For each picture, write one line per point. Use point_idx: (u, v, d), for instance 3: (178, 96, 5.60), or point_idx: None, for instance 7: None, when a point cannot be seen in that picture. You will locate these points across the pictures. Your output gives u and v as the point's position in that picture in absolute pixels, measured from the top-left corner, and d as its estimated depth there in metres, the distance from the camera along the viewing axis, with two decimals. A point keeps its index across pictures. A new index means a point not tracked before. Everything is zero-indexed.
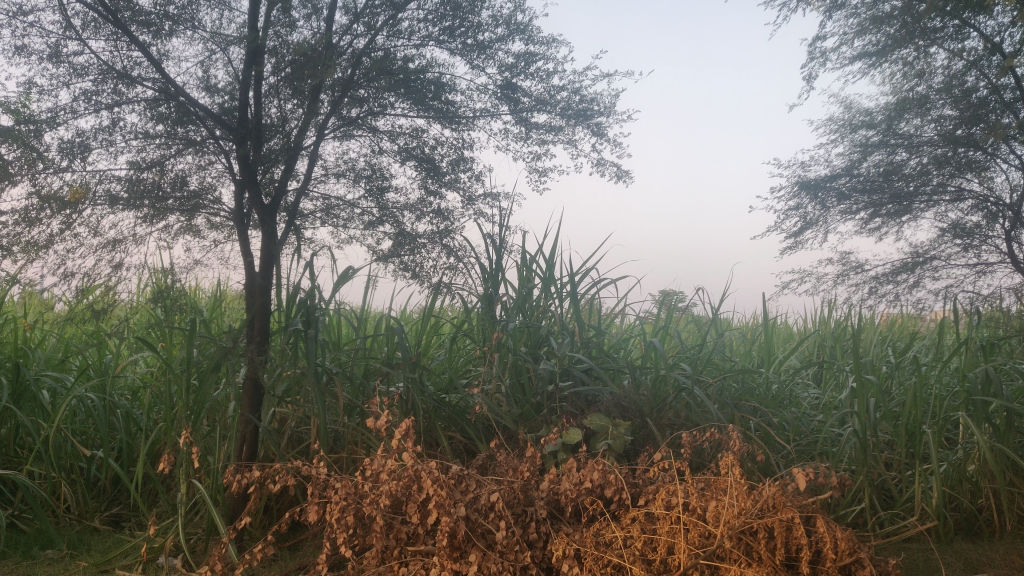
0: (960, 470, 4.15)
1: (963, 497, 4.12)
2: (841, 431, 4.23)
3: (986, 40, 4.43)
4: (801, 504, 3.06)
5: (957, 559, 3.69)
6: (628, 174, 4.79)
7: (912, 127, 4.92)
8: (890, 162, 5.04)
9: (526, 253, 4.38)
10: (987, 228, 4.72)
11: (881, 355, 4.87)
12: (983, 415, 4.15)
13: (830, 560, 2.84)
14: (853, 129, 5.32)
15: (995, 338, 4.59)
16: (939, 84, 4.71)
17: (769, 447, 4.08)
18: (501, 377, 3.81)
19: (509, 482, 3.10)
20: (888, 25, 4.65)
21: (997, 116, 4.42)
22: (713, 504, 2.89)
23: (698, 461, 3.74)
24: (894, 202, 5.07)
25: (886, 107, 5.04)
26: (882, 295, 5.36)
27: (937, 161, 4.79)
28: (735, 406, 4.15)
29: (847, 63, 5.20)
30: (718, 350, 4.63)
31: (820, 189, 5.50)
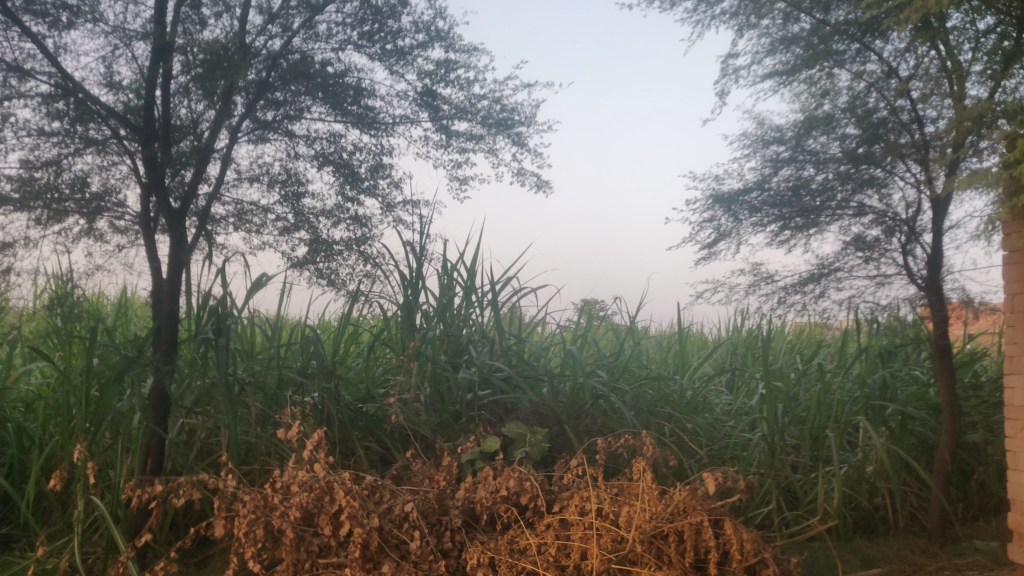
0: (859, 471, 4.40)
1: (861, 497, 4.39)
2: (750, 436, 4.38)
3: (887, 63, 4.63)
4: (710, 507, 3.13)
5: (854, 555, 4.06)
6: (547, 184, 4.84)
7: (818, 144, 4.96)
8: (799, 177, 5.01)
9: (446, 262, 4.36)
10: (885, 242, 4.89)
11: (790, 362, 5.04)
12: (880, 419, 4.48)
13: (736, 561, 2.95)
14: (765, 145, 5.16)
15: (893, 345, 4.85)
16: (843, 103, 4.84)
17: (682, 453, 4.17)
18: (420, 386, 3.78)
19: (423, 491, 3.08)
20: (796, 45, 4.79)
21: (895, 135, 4.62)
22: (625, 509, 2.96)
23: (614, 466, 3.78)
24: (802, 215, 5.02)
25: (795, 122, 5.03)
26: (790, 304, 5.27)
27: (841, 177, 4.84)
28: (649, 412, 4.23)
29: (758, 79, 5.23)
30: (634, 358, 4.67)
31: (733, 202, 5.28)
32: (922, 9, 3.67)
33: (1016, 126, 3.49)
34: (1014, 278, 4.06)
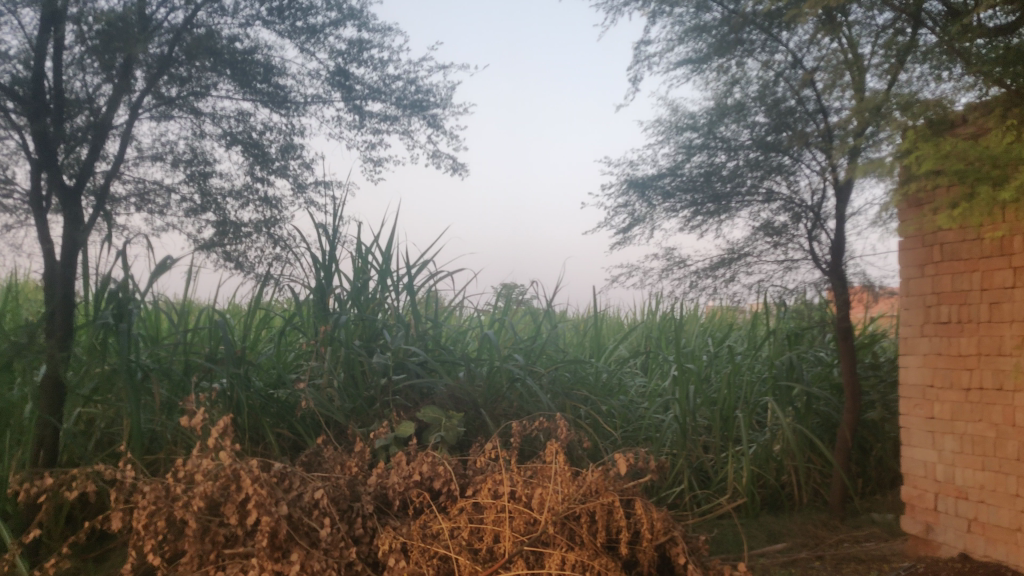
0: (766, 450, 4.55)
1: (769, 475, 4.55)
2: (663, 417, 4.48)
3: (793, 54, 4.75)
4: (621, 487, 3.20)
5: (761, 530, 4.24)
6: (462, 166, 4.83)
7: (730, 132, 5.07)
8: (710, 164, 5.13)
9: (361, 245, 4.30)
10: (793, 227, 5.05)
11: (702, 344, 5.16)
12: (787, 399, 4.66)
13: (647, 540, 3.03)
14: (678, 132, 5.24)
15: (799, 328, 5.02)
16: (754, 92, 4.94)
17: (598, 435, 4.24)
18: (333, 371, 3.73)
19: (335, 478, 3.05)
20: (707, 34, 4.86)
21: (803, 125, 4.78)
22: (538, 491, 3.00)
23: (529, 449, 3.81)
24: (714, 201, 5.14)
25: (708, 110, 5.12)
26: (702, 288, 5.39)
27: (751, 164, 4.98)
28: (565, 395, 4.28)
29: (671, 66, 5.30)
30: (550, 342, 4.70)
31: (647, 187, 5.35)
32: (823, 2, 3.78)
33: (910, 117, 3.63)
34: (910, 263, 4.31)
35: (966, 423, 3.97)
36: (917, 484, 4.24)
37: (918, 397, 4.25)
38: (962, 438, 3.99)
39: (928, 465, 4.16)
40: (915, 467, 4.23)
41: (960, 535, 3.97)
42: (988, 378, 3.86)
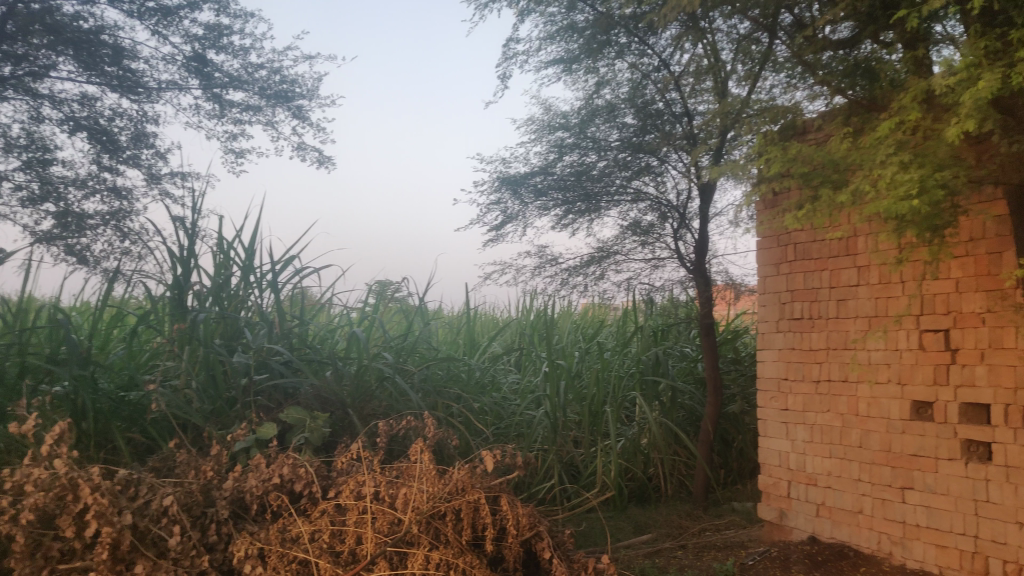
0: (634, 444, 4.69)
1: (637, 468, 4.69)
2: (534, 414, 4.54)
3: (659, 57, 4.90)
4: (488, 484, 3.20)
5: (628, 522, 4.39)
6: (328, 160, 5.17)
7: (600, 132, 5.16)
8: (582, 164, 5.21)
9: (222, 240, 4.12)
10: (660, 227, 5.20)
11: (574, 340, 5.26)
12: (653, 394, 4.82)
13: (512, 536, 3.05)
14: (550, 130, 5.30)
15: (665, 324, 5.19)
16: (624, 93, 5.05)
17: (469, 433, 4.25)
18: (191, 371, 3.56)
19: (187, 483, 2.92)
20: (578, 34, 4.92)
21: (670, 127, 4.95)
22: (403, 490, 2.96)
23: (398, 449, 3.77)
24: (585, 200, 5.26)
25: (579, 110, 5.20)
26: (573, 286, 5.49)
27: (619, 165, 5.10)
28: (437, 393, 4.25)
29: (542, 64, 5.35)
30: (423, 340, 4.66)
31: (519, 184, 5.39)
32: (680, 9, 3.93)
33: (762, 122, 3.80)
34: (766, 262, 4.56)
35: (816, 413, 4.25)
36: (772, 473, 4.51)
37: (773, 390, 4.52)
38: (812, 427, 4.27)
39: (782, 454, 4.42)
40: (770, 457, 4.49)
41: (809, 520, 4.24)
42: (834, 370, 4.16)
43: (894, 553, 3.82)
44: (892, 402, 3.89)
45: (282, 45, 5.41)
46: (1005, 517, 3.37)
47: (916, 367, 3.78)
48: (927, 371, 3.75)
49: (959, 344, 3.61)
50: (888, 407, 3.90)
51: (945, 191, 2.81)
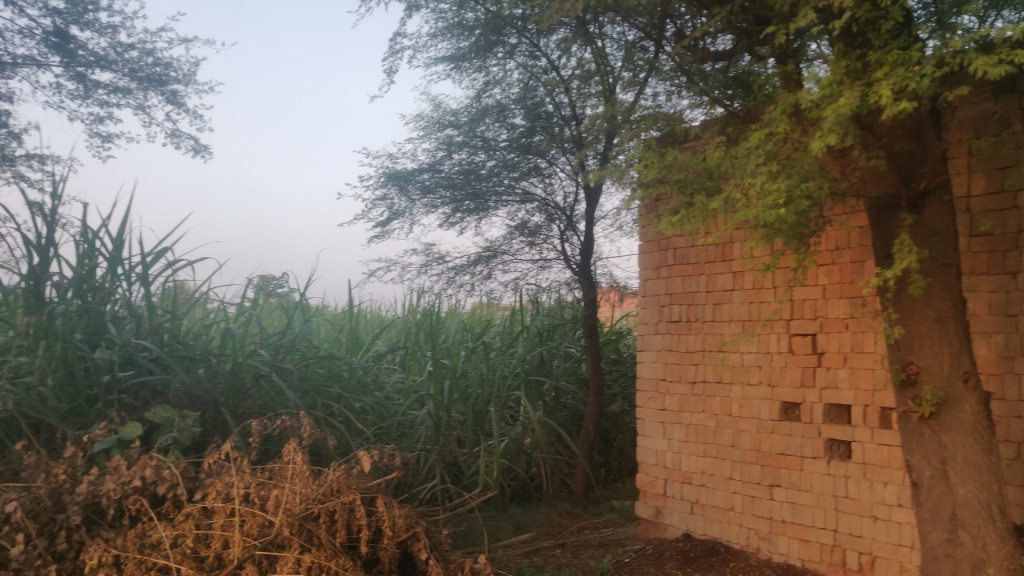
0: (517, 443, 4.72)
1: (519, 468, 4.73)
2: (417, 413, 4.50)
3: (549, 60, 4.97)
4: (365, 485, 3.15)
5: (508, 522, 4.43)
6: (202, 150, 5.24)
7: (489, 132, 5.18)
8: (470, 163, 5.21)
9: (86, 228, 3.87)
10: (547, 228, 5.26)
11: (459, 339, 5.25)
12: (535, 393, 4.88)
13: (388, 538, 3.00)
14: (439, 128, 5.27)
15: (550, 325, 5.25)
16: (515, 94, 5.08)
17: (350, 433, 4.18)
18: (46, 369, 3.35)
19: (36, 488, 2.74)
20: (468, 32, 4.90)
21: (559, 129, 5.03)
22: (274, 492, 2.87)
23: (273, 450, 3.66)
24: (473, 199, 5.25)
25: (468, 108, 5.19)
26: (459, 285, 5.48)
27: (508, 165, 5.13)
28: (317, 393, 4.16)
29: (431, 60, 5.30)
30: (303, 337, 4.54)
31: (406, 181, 5.32)
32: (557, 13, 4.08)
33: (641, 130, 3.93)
34: (647, 265, 4.68)
35: (692, 413, 4.39)
36: (649, 471, 4.63)
37: (652, 390, 4.64)
38: (687, 427, 4.41)
39: (659, 453, 4.55)
40: (647, 456, 4.60)
41: (683, 517, 4.38)
42: (709, 372, 4.30)
43: (761, 548, 3.99)
44: (762, 403, 4.06)
45: (159, 30, 5.42)
46: (862, 512, 3.59)
47: (785, 370, 3.96)
48: (794, 373, 3.94)
49: (824, 347, 3.81)
50: (758, 407, 4.07)
51: (809, 201, 2.99)
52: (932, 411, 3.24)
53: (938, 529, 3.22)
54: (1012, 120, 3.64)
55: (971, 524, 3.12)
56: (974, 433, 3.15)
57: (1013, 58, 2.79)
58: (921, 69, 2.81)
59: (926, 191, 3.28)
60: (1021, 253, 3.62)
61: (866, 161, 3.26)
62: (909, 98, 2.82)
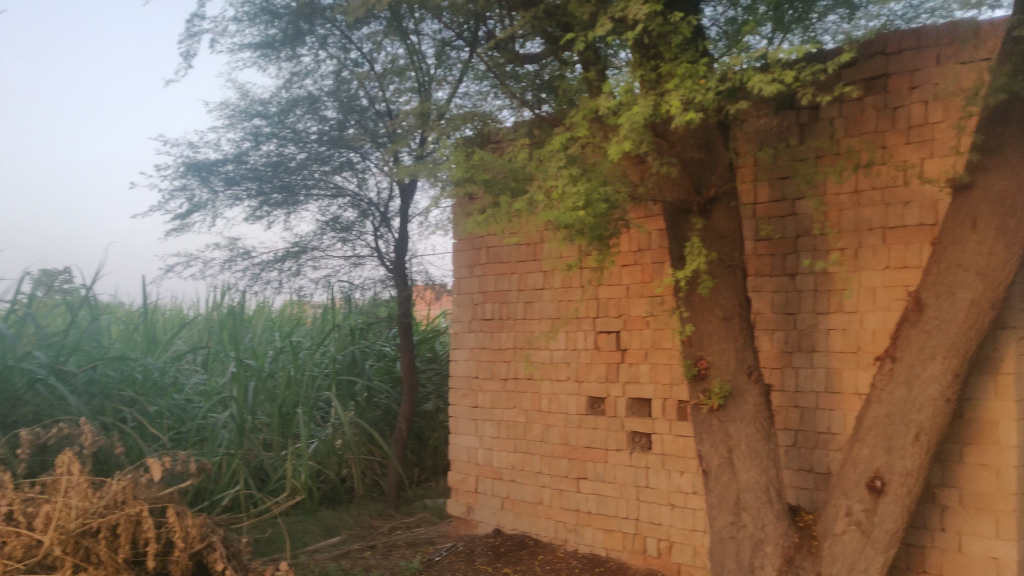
0: (327, 445, 4.60)
1: (329, 470, 4.62)
2: (219, 416, 4.30)
3: (362, 53, 4.90)
4: (155, 495, 2.96)
5: (318, 526, 4.31)
6: None
7: (300, 124, 5.03)
8: (280, 155, 5.03)
9: None
10: (360, 224, 5.18)
11: (267, 338, 5.06)
12: (347, 393, 4.85)
13: (178, 551, 2.87)
14: (246, 117, 5.05)
15: (364, 323, 5.17)
16: (328, 86, 4.97)
17: (143, 440, 3.92)
18: None
19: None
20: (277, 19, 4.74)
21: (373, 124, 4.98)
22: (46, 509, 2.74)
23: (51, 460, 3.36)
24: (283, 192, 5.07)
25: (277, 98, 5.02)
26: (267, 281, 5.27)
27: (319, 158, 5.02)
28: (105, 398, 3.87)
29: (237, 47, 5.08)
30: (88, 335, 4.20)
31: (209, 171, 5.06)
32: (369, 6, 3.92)
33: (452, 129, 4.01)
34: (460, 263, 4.71)
35: (503, 410, 4.45)
36: (461, 469, 4.66)
37: (464, 388, 4.67)
38: (498, 424, 4.47)
39: (470, 451, 4.59)
40: (459, 453, 4.62)
41: (493, 513, 4.44)
42: (520, 369, 4.38)
43: (568, 540, 4.13)
44: (570, 398, 4.19)
45: None
46: (660, 500, 3.81)
47: (591, 365, 4.11)
48: (600, 369, 4.09)
49: (627, 344, 3.99)
50: (566, 402, 4.20)
51: (606, 204, 3.28)
52: (720, 403, 3.47)
53: (724, 513, 3.46)
54: (790, 135, 3.99)
55: (752, 506, 3.38)
56: (755, 421, 3.42)
57: (783, 77, 3.15)
58: (705, 83, 3.15)
59: (714, 198, 3.53)
60: (798, 257, 3.96)
61: (659, 167, 3.45)
62: (695, 109, 3.14)
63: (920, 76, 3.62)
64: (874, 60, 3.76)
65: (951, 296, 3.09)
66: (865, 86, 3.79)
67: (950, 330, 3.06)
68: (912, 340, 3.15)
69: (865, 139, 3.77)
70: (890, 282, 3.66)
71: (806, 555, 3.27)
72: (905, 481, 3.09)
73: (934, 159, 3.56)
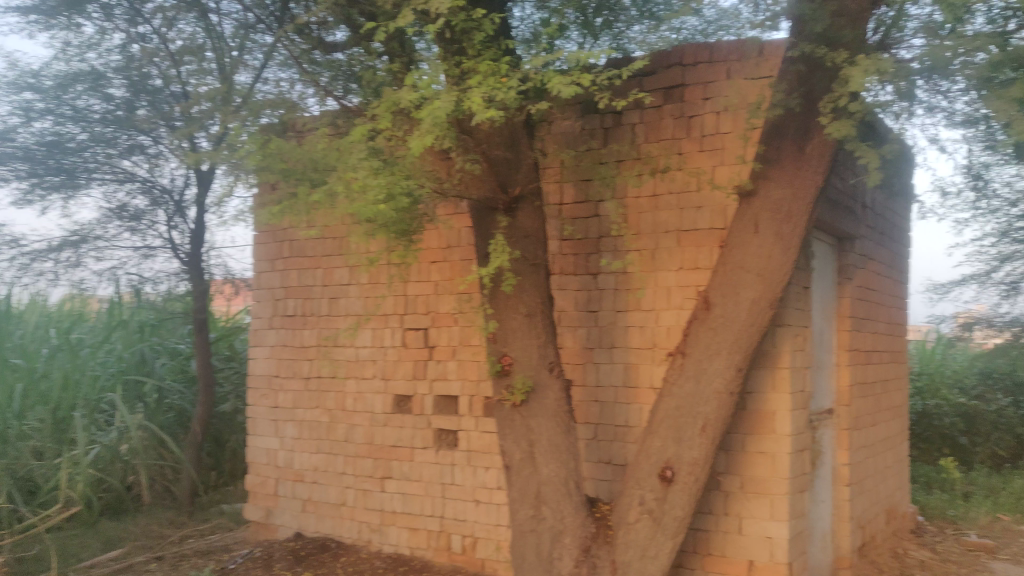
0: (110, 450, 4.39)
1: (112, 477, 4.38)
2: None
3: (153, 29, 4.66)
4: None
5: (97, 538, 3.98)
6: None
7: (82, 102, 4.79)
8: (57, 134, 4.78)
9: None
10: (149, 212, 5.00)
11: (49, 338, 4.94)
12: (133, 393, 4.85)
13: None
14: (19, 91, 4.77)
15: (160, 317, 5.01)
16: (115, 63, 4.72)
17: None
18: None
19: None
20: None
21: (167, 105, 4.76)
22: None
23: None
24: (61, 175, 4.82)
25: (55, 74, 4.75)
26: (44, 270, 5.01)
27: (102, 140, 4.81)
28: None
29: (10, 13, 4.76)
30: None
31: None
32: None
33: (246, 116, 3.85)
34: (261, 257, 4.51)
35: (306, 410, 4.30)
36: (260, 472, 4.45)
37: (264, 387, 4.46)
38: (301, 424, 4.31)
39: (270, 453, 4.39)
40: (258, 455, 4.42)
41: (294, 516, 4.29)
42: (324, 367, 4.25)
43: (372, 540, 4.05)
44: (375, 396, 4.11)
45: None
46: (465, 496, 3.82)
47: (398, 363, 4.05)
48: (407, 367, 4.03)
49: (435, 341, 3.96)
50: (372, 401, 4.11)
51: (409, 198, 3.22)
52: (523, 399, 3.51)
53: (525, 507, 3.48)
54: (594, 139, 4.12)
55: (552, 500, 3.43)
56: (555, 417, 3.49)
57: (581, 80, 3.25)
58: (507, 82, 3.19)
59: (519, 197, 3.56)
60: (600, 256, 4.09)
61: (464, 164, 3.44)
62: (497, 107, 3.17)
63: (712, 88, 3.82)
64: (672, 70, 3.93)
65: (735, 296, 3.29)
66: (664, 95, 3.95)
67: (733, 328, 3.27)
68: (700, 337, 3.32)
69: (663, 146, 3.94)
70: (683, 282, 3.85)
71: (601, 545, 3.37)
72: (693, 470, 3.25)
73: (723, 167, 3.78)
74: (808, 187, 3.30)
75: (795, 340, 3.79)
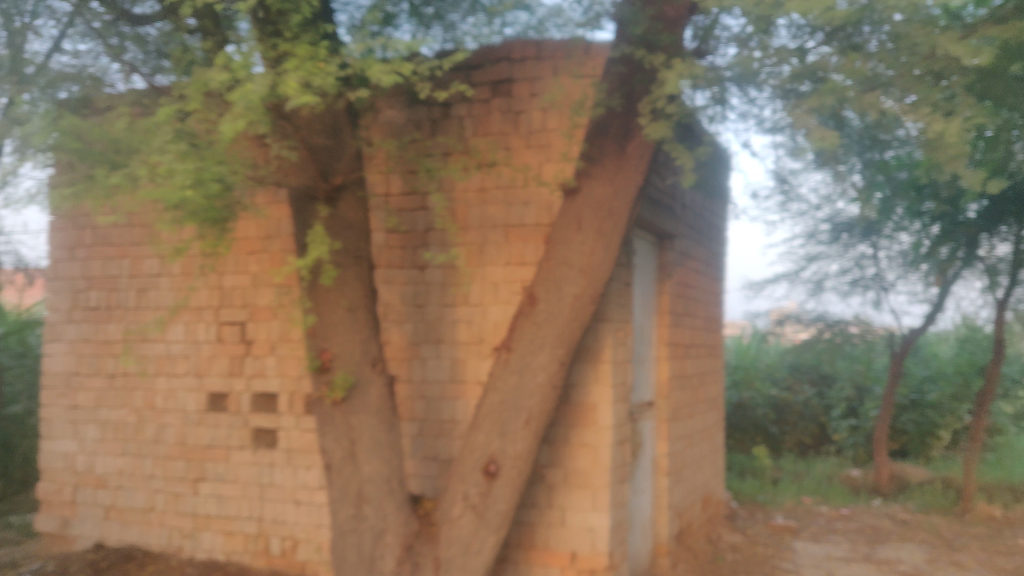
0: None
1: None
2: None
3: None
4: None
5: None
6: None
7: None
8: None
9: None
10: None
11: None
12: None
13: None
14: None
15: None
16: None
17: None
18: None
19: None
20: None
21: None
22: None
23: None
24: None
25: None
26: None
27: None
28: None
29: None
30: None
31: None
32: None
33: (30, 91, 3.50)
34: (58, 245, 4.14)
35: (110, 410, 3.99)
36: (56, 478, 4.09)
37: (62, 386, 4.11)
38: (104, 425, 4.00)
39: (68, 457, 4.05)
40: (54, 460, 4.06)
41: (95, 525, 3.98)
42: (131, 364, 3.96)
43: (183, 547, 3.81)
44: (188, 394, 3.87)
45: None
46: (285, 497, 3.66)
47: (213, 359, 3.83)
48: (222, 363, 3.82)
49: (253, 336, 3.77)
50: (183, 399, 3.87)
51: (221, 184, 3.00)
52: (343, 396, 3.36)
53: (346, 506, 3.33)
54: (422, 130, 4.05)
55: (374, 498, 3.31)
56: (377, 413, 3.37)
57: (403, 69, 3.17)
58: (325, 67, 3.07)
59: (340, 186, 3.43)
60: (427, 250, 4.03)
61: (280, 150, 3.25)
62: (315, 93, 3.04)
63: (538, 84, 3.86)
64: (499, 65, 3.94)
65: (558, 291, 3.30)
66: (491, 89, 3.95)
67: (556, 323, 3.29)
68: (525, 331, 3.31)
69: (490, 140, 3.94)
70: (510, 276, 3.88)
71: (425, 542, 3.29)
72: (516, 464, 3.25)
73: (549, 164, 3.82)
74: (628, 186, 3.37)
75: (616, 334, 3.87)
